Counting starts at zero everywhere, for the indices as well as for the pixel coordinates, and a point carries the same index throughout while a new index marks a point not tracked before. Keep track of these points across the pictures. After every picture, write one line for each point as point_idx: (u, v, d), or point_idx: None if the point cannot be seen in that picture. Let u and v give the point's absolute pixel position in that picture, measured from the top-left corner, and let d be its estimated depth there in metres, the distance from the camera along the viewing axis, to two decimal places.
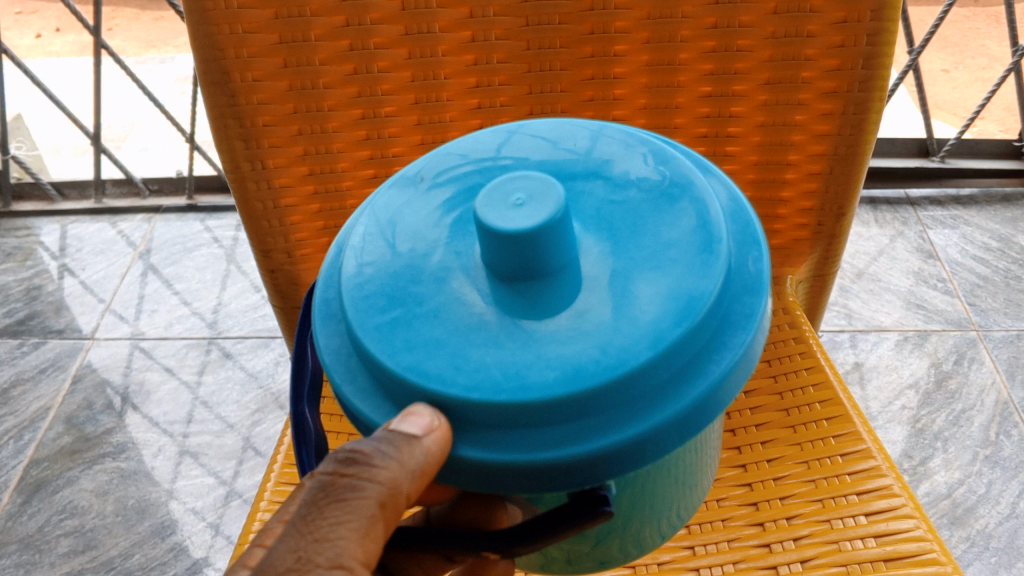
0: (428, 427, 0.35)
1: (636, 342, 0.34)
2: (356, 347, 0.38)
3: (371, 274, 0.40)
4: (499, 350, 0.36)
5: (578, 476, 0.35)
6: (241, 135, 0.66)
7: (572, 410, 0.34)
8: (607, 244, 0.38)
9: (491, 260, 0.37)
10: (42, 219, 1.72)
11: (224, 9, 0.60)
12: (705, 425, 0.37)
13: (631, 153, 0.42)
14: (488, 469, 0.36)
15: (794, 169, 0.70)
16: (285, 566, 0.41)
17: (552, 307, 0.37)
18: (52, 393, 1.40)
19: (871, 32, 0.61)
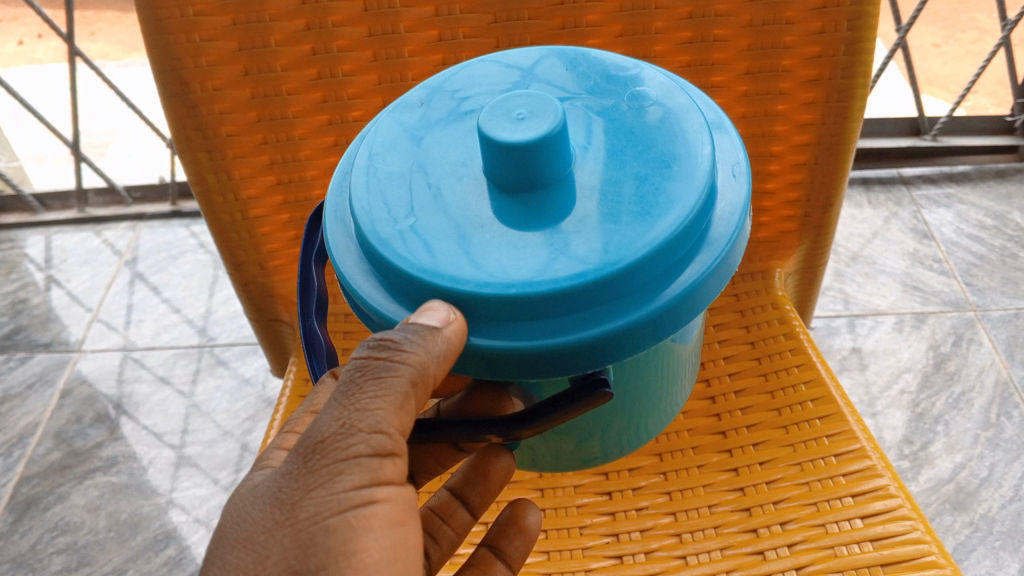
0: (447, 319, 0.36)
1: (631, 241, 0.36)
2: (371, 255, 0.39)
3: (378, 186, 0.40)
4: (505, 250, 0.36)
5: (582, 360, 0.37)
6: (204, 146, 0.64)
7: (570, 303, 0.36)
8: (602, 152, 0.39)
9: (496, 170, 0.38)
10: (25, 231, 1.70)
11: (179, 17, 0.58)
12: (688, 319, 0.38)
13: (614, 77, 0.43)
14: (500, 357, 0.37)
15: (778, 160, 0.68)
16: (328, 435, 0.41)
17: (553, 212, 0.37)
18: (40, 408, 1.38)
19: (851, 17, 0.59)
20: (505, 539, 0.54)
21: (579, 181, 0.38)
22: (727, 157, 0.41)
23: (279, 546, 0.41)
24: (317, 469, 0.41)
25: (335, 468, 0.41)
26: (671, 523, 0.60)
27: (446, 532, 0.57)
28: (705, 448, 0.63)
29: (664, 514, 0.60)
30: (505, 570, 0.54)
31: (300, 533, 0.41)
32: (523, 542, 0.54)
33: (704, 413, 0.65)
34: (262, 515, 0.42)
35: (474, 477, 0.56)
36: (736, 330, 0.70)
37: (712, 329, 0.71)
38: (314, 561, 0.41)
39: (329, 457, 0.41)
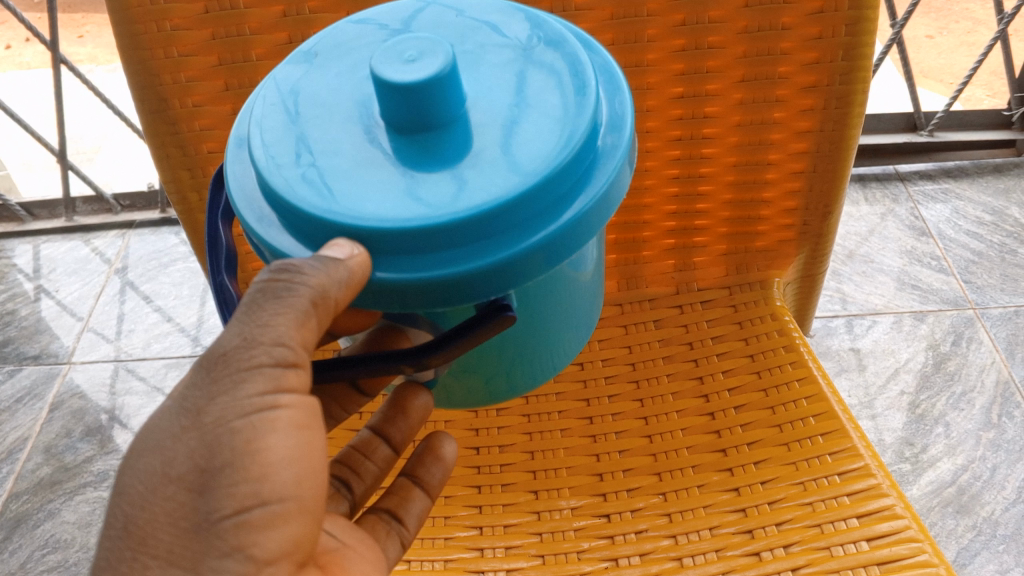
0: (351, 252, 0.35)
1: (520, 173, 0.35)
2: (274, 199, 0.37)
3: (279, 134, 0.38)
4: (402, 185, 0.36)
5: (476, 290, 0.36)
6: (185, 164, 0.62)
7: (463, 235, 0.35)
8: (494, 95, 0.38)
9: (391, 111, 0.36)
10: (12, 240, 1.68)
11: (157, 32, 0.56)
12: (578, 244, 0.38)
13: (508, 19, 0.41)
14: (402, 289, 0.36)
15: (775, 168, 0.66)
16: (232, 348, 0.41)
17: (447, 153, 0.36)
18: (29, 422, 1.36)
19: (849, 21, 0.58)
20: (423, 468, 0.57)
21: (472, 122, 0.37)
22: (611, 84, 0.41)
23: (184, 450, 0.41)
24: (220, 379, 0.41)
25: (238, 376, 0.41)
26: (671, 546, 0.58)
27: (369, 468, 0.59)
28: (704, 467, 0.62)
29: (664, 537, 0.59)
30: (423, 496, 0.56)
31: (206, 435, 0.41)
32: (440, 470, 0.57)
33: (703, 430, 0.64)
34: (171, 421, 0.42)
35: (394, 413, 0.57)
36: (735, 343, 0.68)
37: (710, 342, 0.68)
38: (219, 458, 0.41)
39: (233, 368, 0.41)
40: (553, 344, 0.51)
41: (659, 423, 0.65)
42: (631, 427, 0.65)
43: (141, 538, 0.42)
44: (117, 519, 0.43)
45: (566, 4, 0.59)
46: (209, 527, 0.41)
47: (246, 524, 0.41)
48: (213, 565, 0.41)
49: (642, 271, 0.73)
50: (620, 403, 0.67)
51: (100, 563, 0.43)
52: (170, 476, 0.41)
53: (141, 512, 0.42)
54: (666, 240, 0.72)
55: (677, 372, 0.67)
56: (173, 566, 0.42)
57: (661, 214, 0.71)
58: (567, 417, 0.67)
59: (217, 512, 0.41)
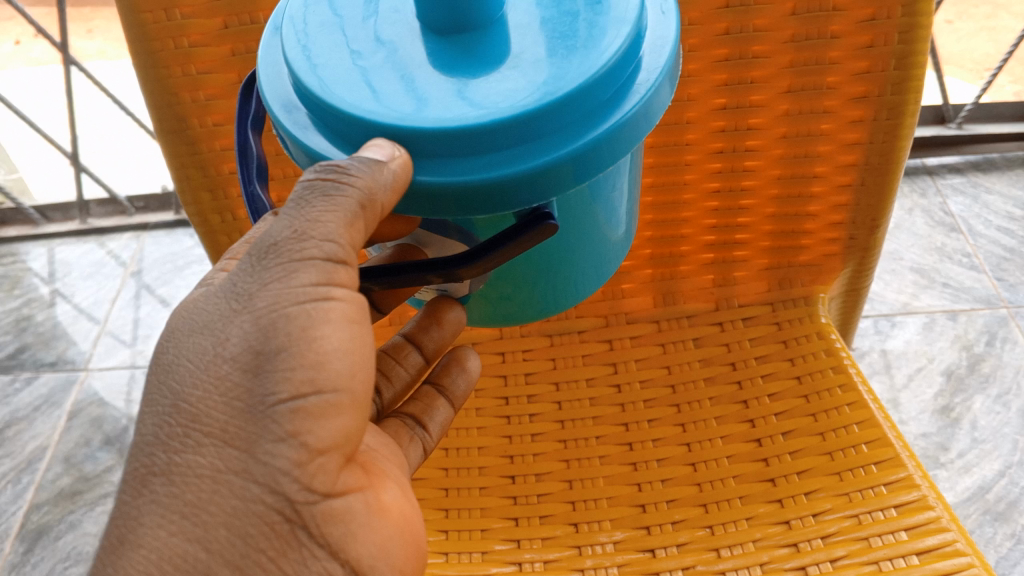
0: (392, 155, 0.31)
1: (559, 76, 0.31)
2: (310, 101, 0.34)
3: (313, 38, 0.34)
4: (440, 87, 0.32)
5: (519, 198, 0.32)
6: (206, 185, 0.59)
7: (491, 138, 0.31)
8: (534, 5, 0.34)
9: (427, 10, 0.33)
10: (27, 244, 1.67)
11: (173, 49, 0.54)
12: (616, 159, 0.33)
13: None
14: (446, 197, 0.32)
15: (821, 181, 0.64)
16: (283, 238, 0.39)
17: (488, 58, 0.32)
18: (48, 430, 1.34)
19: (902, 29, 0.55)
20: (448, 378, 0.55)
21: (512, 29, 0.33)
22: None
23: (238, 333, 0.39)
24: (272, 268, 0.39)
25: (290, 266, 0.38)
26: None
27: (399, 374, 0.55)
28: (753, 498, 0.59)
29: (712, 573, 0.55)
30: (447, 406, 0.55)
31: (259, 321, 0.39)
32: (465, 382, 0.56)
33: (750, 458, 0.60)
34: (223, 306, 0.40)
35: (427, 320, 0.52)
36: (780, 363, 0.65)
37: (753, 362, 0.65)
38: (274, 343, 0.38)
39: (285, 258, 0.38)
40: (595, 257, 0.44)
41: (703, 449, 0.62)
42: (674, 455, 0.62)
43: (194, 415, 0.40)
44: (165, 397, 0.40)
45: None
46: (264, 412, 0.39)
47: (299, 415, 0.38)
48: (269, 450, 0.39)
49: (679, 287, 0.70)
50: (660, 428, 0.63)
51: (148, 439, 0.40)
52: (221, 359, 0.39)
53: (192, 391, 0.40)
54: (704, 254, 0.70)
55: (720, 396, 0.64)
56: (228, 445, 0.39)
57: (700, 228, 0.68)
58: (606, 442, 0.63)
59: (271, 398, 0.39)
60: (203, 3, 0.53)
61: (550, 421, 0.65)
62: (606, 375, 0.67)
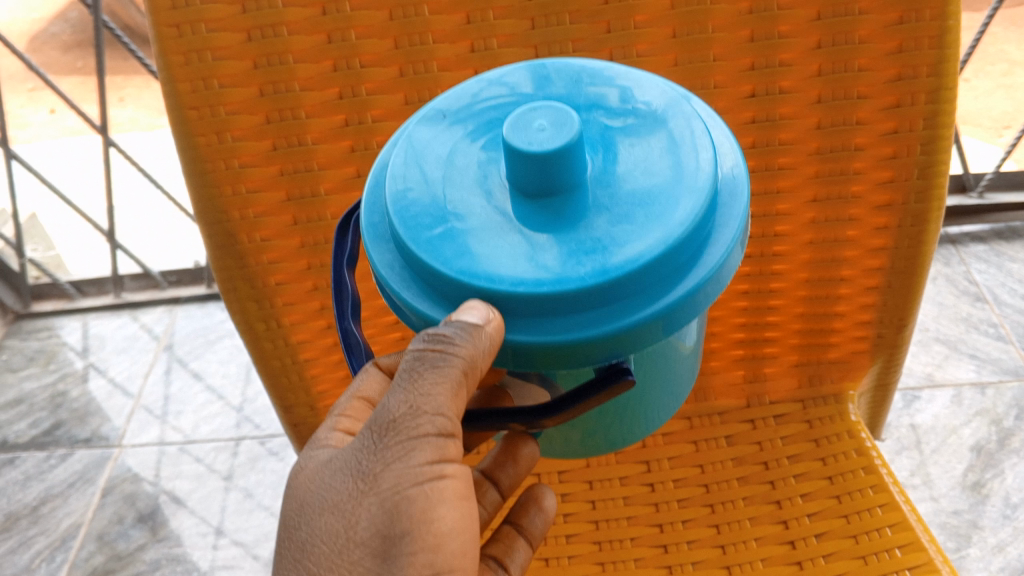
0: (488, 317, 0.33)
1: (645, 239, 0.33)
2: (409, 259, 0.36)
3: (411, 193, 0.36)
4: (532, 250, 0.34)
5: (601, 353, 0.35)
6: (253, 296, 0.61)
7: (584, 301, 0.33)
8: (617, 161, 0.36)
9: (520, 174, 0.34)
10: (63, 318, 1.70)
11: (225, 170, 0.56)
12: (690, 316, 0.35)
13: (632, 79, 0.39)
14: (533, 352, 0.35)
15: (848, 283, 0.64)
16: (398, 415, 0.41)
17: (576, 219, 0.34)
18: (81, 508, 1.36)
19: (924, 141, 0.56)
20: (525, 517, 0.55)
21: (598, 186, 0.35)
22: (727, 149, 0.38)
23: (365, 514, 0.42)
24: (391, 445, 0.41)
25: (407, 445, 0.41)
26: None
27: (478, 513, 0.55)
28: None
29: None
30: (527, 546, 0.55)
31: (384, 503, 0.42)
32: (543, 520, 0.56)
33: (784, 561, 0.61)
34: (346, 483, 0.43)
35: (504, 459, 0.54)
36: (812, 463, 0.66)
37: (786, 462, 0.66)
38: (399, 528, 0.41)
39: (402, 436, 0.41)
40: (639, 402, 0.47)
41: (737, 552, 0.62)
42: (709, 557, 0.62)
43: None
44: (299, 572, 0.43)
45: None
46: None
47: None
48: None
49: (710, 383, 0.71)
50: (695, 529, 0.64)
51: None
52: (351, 542, 0.42)
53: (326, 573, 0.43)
54: (733, 351, 0.71)
55: (754, 496, 0.65)
56: None
57: (730, 326, 0.69)
58: (640, 544, 0.64)
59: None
60: (255, 126, 0.55)
61: (584, 522, 0.66)
62: (640, 474, 0.68)
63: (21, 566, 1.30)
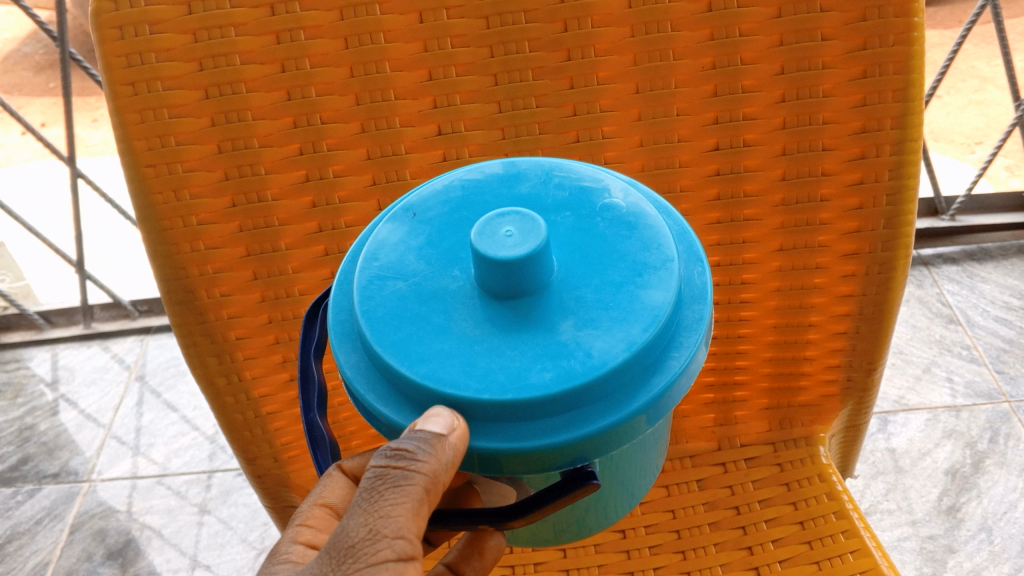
0: (451, 425, 0.33)
1: (610, 346, 0.34)
2: (375, 361, 0.36)
3: (379, 293, 0.36)
4: (497, 356, 0.34)
5: (566, 457, 0.34)
6: (213, 350, 0.60)
7: (550, 407, 0.33)
8: (581, 267, 0.36)
9: (486, 279, 0.35)
10: (31, 349, 1.67)
11: (182, 228, 0.55)
12: (656, 419, 0.35)
13: (597, 184, 0.40)
14: (498, 457, 0.34)
15: (817, 329, 0.64)
16: (357, 540, 0.39)
17: (542, 324, 0.35)
18: (50, 545, 1.33)
19: (890, 192, 0.56)
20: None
21: (563, 292, 0.36)
22: (689, 253, 0.39)
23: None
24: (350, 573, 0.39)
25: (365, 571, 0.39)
26: None
27: None
28: None
29: None
30: None
31: None
32: None
33: None
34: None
35: (470, 551, 0.53)
36: (783, 507, 0.65)
37: (758, 506, 0.66)
38: None
39: (359, 562, 0.39)
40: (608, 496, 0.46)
41: None
42: None
43: None
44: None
45: (597, 158, 0.57)
46: None
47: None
48: None
49: (682, 426, 0.71)
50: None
51: None
52: None
53: None
54: (704, 394, 0.71)
55: (726, 541, 0.64)
56: None
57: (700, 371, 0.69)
58: None
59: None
60: (212, 184, 0.55)
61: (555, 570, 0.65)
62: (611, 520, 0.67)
63: None
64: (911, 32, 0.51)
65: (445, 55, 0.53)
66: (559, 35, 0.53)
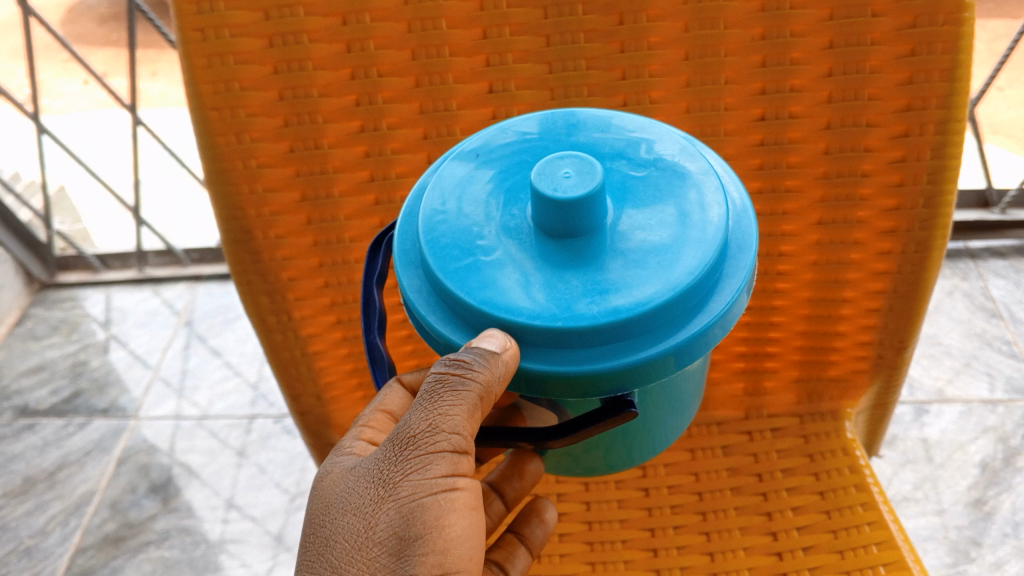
0: (504, 345, 0.36)
1: (656, 284, 0.35)
2: (436, 286, 0.38)
3: (443, 225, 0.39)
4: (549, 286, 0.36)
5: (606, 385, 0.37)
6: (266, 290, 0.63)
7: (596, 337, 0.35)
8: (633, 211, 0.38)
9: (543, 216, 0.37)
10: (86, 289, 1.74)
11: (244, 169, 0.58)
12: (694, 358, 0.37)
13: (653, 136, 0.41)
14: (544, 379, 0.37)
15: (850, 305, 0.65)
16: (418, 431, 0.43)
17: (593, 260, 0.37)
18: (97, 475, 1.39)
19: (931, 171, 0.57)
20: (527, 526, 0.56)
21: (615, 233, 0.37)
22: (737, 206, 0.41)
23: (384, 517, 0.43)
24: (411, 457, 0.43)
25: (424, 458, 0.43)
26: None
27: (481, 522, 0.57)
28: None
29: None
30: (526, 554, 0.56)
31: (402, 507, 0.43)
32: (543, 531, 0.57)
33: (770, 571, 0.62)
34: (367, 488, 0.45)
35: (511, 474, 0.56)
36: (805, 477, 0.67)
37: (780, 475, 0.67)
38: (414, 530, 0.43)
39: (420, 450, 0.43)
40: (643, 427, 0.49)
41: (725, 560, 0.63)
42: (697, 564, 0.64)
43: None
44: (321, 566, 0.44)
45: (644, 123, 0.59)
46: None
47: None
48: None
49: (712, 393, 0.72)
50: (685, 535, 0.65)
51: None
52: (371, 541, 0.43)
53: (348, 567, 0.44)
54: (735, 363, 0.72)
55: (746, 506, 0.66)
56: None
57: (732, 339, 0.71)
58: (632, 547, 0.65)
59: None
60: (273, 128, 0.57)
61: (578, 521, 0.67)
62: (636, 478, 0.69)
63: (37, 529, 1.33)
64: (961, 14, 0.52)
65: (500, 14, 0.55)
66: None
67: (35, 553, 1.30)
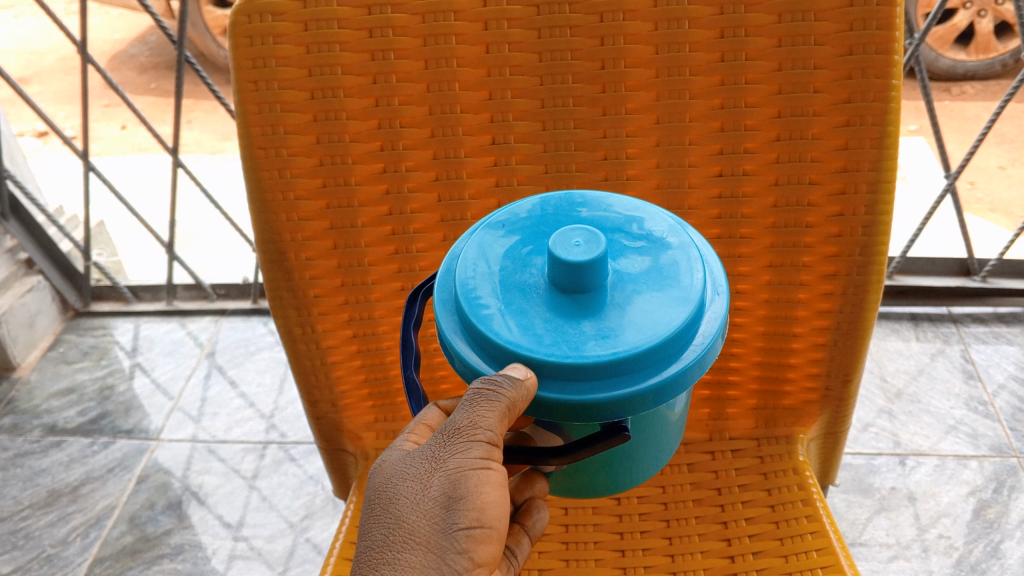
0: (524, 375, 0.45)
1: (645, 333, 0.45)
2: (470, 329, 0.48)
3: (477, 280, 0.49)
4: (561, 332, 0.46)
5: (603, 414, 0.46)
6: (294, 305, 0.73)
7: (596, 372, 0.45)
8: (630, 276, 0.48)
9: (557, 277, 0.47)
10: (117, 319, 1.84)
11: (281, 200, 0.68)
12: (674, 395, 0.47)
13: (647, 217, 0.52)
14: (552, 406, 0.46)
15: (800, 339, 0.75)
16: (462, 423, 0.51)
17: (595, 312, 0.46)
18: (118, 491, 1.47)
19: (865, 225, 0.67)
20: (530, 518, 0.63)
21: (615, 293, 0.47)
22: (713, 274, 0.51)
23: (436, 483, 0.52)
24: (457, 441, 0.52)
25: (467, 443, 0.51)
26: None
27: None
28: None
29: None
30: (527, 541, 0.63)
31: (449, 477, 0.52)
32: (543, 521, 0.64)
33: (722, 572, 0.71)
34: (421, 460, 0.53)
35: (522, 485, 0.62)
36: (758, 492, 0.75)
37: (736, 489, 0.76)
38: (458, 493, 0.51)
39: (464, 436, 0.51)
40: (630, 451, 0.58)
41: (685, 561, 0.72)
42: (659, 563, 0.72)
43: (408, 530, 0.52)
44: (384, 517, 0.53)
45: (620, 174, 0.69)
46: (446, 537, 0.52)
47: (472, 541, 0.51)
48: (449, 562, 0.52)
49: None
50: (650, 538, 0.74)
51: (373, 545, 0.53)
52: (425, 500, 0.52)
53: (405, 518, 0.53)
54: (701, 391, 0.81)
55: (705, 516, 0.74)
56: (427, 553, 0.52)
57: None
58: (602, 548, 0.74)
59: (454, 527, 0.51)
60: (310, 166, 0.68)
61: (556, 524, 0.76)
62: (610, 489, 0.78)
63: (59, 538, 1.40)
64: (889, 92, 0.62)
65: (504, 80, 0.66)
66: (597, 71, 0.65)
67: (55, 561, 1.37)
